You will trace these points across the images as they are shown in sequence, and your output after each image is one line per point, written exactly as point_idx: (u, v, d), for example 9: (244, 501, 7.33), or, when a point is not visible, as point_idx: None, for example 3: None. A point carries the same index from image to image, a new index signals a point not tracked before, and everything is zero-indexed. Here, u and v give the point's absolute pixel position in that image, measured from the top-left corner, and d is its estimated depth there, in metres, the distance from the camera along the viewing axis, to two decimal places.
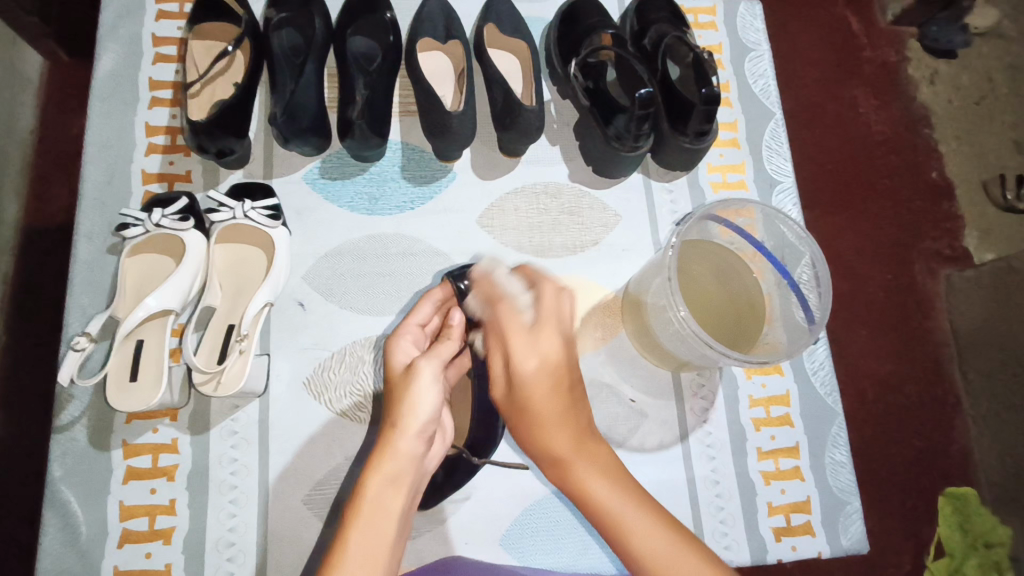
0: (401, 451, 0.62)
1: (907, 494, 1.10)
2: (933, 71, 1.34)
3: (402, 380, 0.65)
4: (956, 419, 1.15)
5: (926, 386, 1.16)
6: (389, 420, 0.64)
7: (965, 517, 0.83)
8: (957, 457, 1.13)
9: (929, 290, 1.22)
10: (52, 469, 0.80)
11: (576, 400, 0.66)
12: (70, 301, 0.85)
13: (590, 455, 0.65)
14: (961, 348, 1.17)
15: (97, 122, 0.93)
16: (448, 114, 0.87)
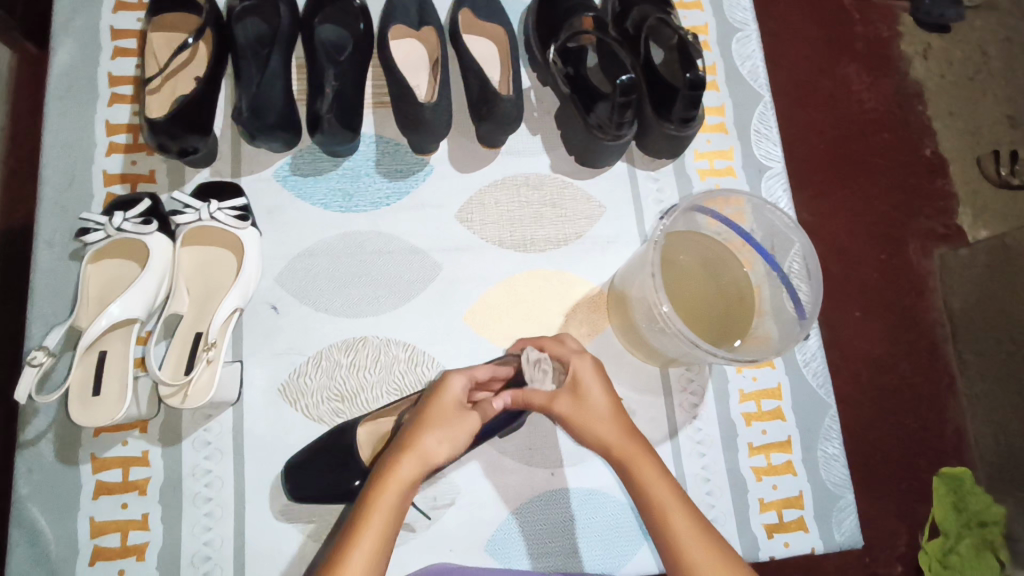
0: (428, 459, 0.62)
1: (902, 480, 1.08)
2: (926, 46, 1.30)
3: (453, 414, 0.65)
4: (952, 401, 1.13)
5: (920, 369, 1.14)
6: (425, 425, 0.64)
7: (959, 496, 1.03)
8: (952, 439, 1.11)
9: (923, 270, 1.19)
10: (19, 486, 0.77)
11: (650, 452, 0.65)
12: (32, 311, 0.82)
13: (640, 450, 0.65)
14: (957, 328, 1.15)
15: (55, 122, 0.88)
16: (421, 106, 0.83)
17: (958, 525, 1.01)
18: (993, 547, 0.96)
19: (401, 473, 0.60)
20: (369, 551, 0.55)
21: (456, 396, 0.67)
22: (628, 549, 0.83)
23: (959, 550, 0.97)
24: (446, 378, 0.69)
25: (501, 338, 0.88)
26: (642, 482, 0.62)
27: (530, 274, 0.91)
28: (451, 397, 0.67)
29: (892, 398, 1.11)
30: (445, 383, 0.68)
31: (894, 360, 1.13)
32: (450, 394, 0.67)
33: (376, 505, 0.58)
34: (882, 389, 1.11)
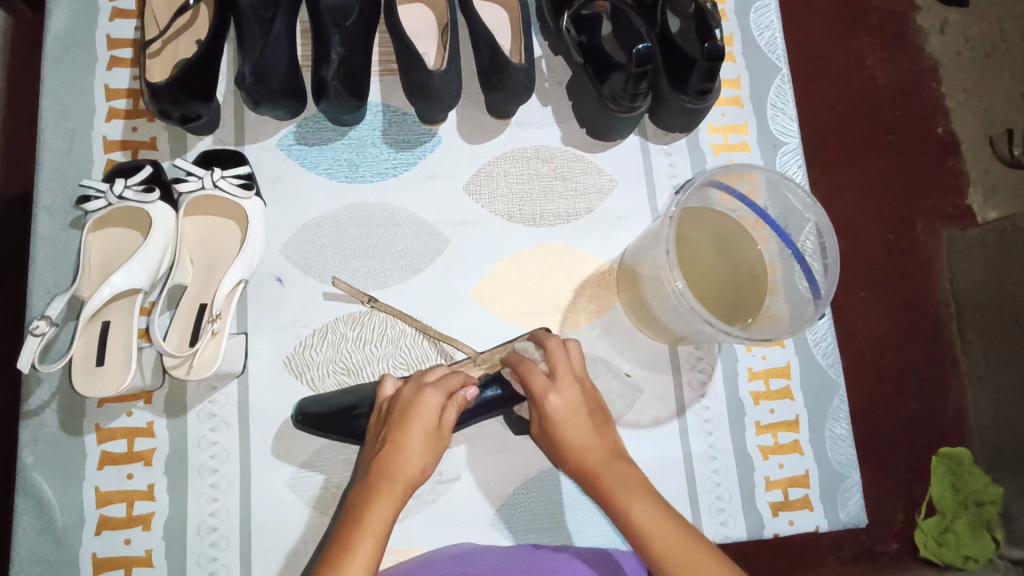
0: (405, 482, 0.64)
1: (902, 459, 1.08)
2: (943, 21, 1.27)
3: (429, 429, 0.66)
4: (954, 380, 1.12)
5: (926, 350, 1.13)
6: (399, 442, 0.66)
7: (957, 475, 1.06)
8: (952, 419, 1.11)
9: (930, 250, 1.17)
10: (24, 455, 0.77)
11: (602, 426, 0.69)
12: (33, 280, 0.81)
13: (619, 469, 0.66)
14: (961, 309, 1.14)
15: (52, 86, 0.86)
16: (430, 74, 0.81)
17: (954, 504, 1.04)
18: (988, 526, 1.01)
19: (384, 499, 0.62)
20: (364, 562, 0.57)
21: (432, 409, 0.67)
22: None
23: (957, 530, 1.01)
24: (413, 391, 0.69)
25: (509, 313, 0.87)
26: (622, 500, 0.63)
27: (539, 249, 0.90)
28: (427, 406, 0.67)
29: (896, 378, 1.11)
30: (417, 396, 0.68)
31: (899, 339, 1.12)
32: (423, 409, 0.67)
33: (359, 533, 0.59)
34: (887, 370, 1.10)
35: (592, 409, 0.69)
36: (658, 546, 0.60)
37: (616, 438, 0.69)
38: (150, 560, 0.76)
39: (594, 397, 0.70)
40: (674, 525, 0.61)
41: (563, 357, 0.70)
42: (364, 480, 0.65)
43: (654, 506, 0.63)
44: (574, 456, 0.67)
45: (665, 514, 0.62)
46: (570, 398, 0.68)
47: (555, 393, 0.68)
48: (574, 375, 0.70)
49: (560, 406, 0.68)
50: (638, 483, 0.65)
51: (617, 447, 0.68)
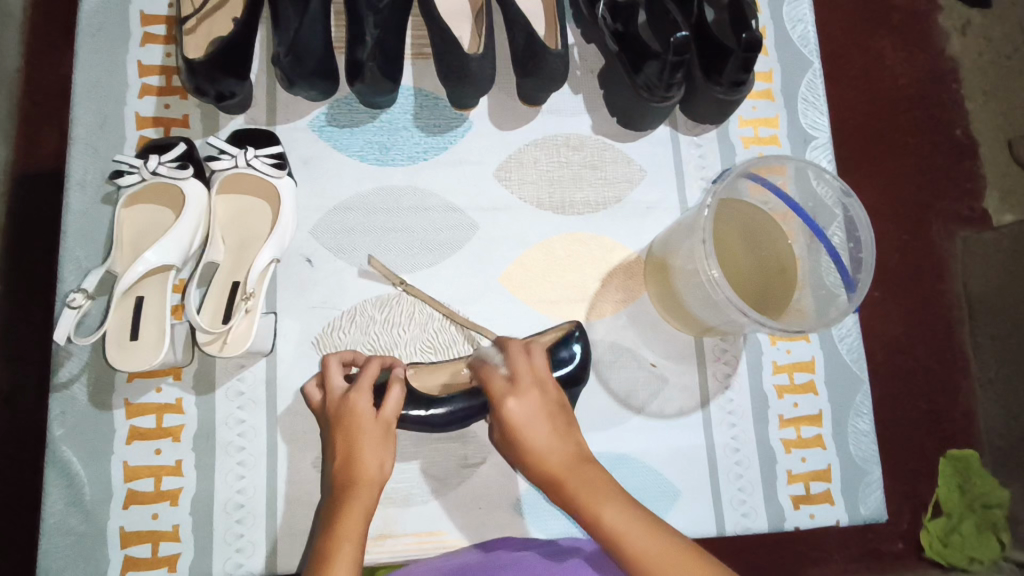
0: (368, 480, 0.67)
1: (913, 460, 1.08)
2: (966, 21, 1.26)
3: (374, 429, 0.69)
4: (965, 383, 1.12)
5: (940, 352, 1.12)
6: (349, 448, 0.69)
7: (963, 479, 1.06)
8: (962, 421, 1.11)
9: (946, 252, 1.17)
10: (53, 428, 0.77)
11: (567, 426, 0.69)
12: (65, 254, 0.81)
13: (585, 475, 0.65)
14: (973, 311, 1.13)
15: (85, 60, 0.86)
16: (466, 57, 0.80)
17: (961, 506, 1.03)
18: (995, 529, 0.99)
19: (354, 501, 0.65)
20: (349, 562, 0.59)
21: (366, 410, 0.70)
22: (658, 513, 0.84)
23: (963, 531, 1.00)
24: (341, 396, 0.72)
25: (536, 300, 0.87)
26: (594, 508, 0.62)
27: (568, 237, 0.90)
28: (359, 404, 0.70)
29: (909, 379, 1.10)
30: (347, 403, 0.71)
31: (913, 341, 1.12)
32: (356, 409, 0.70)
33: (338, 537, 0.61)
34: (901, 371, 1.10)
35: (556, 411, 0.69)
36: (635, 550, 0.58)
37: (582, 440, 0.68)
38: (177, 535, 0.76)
39: (559, 399, 0.70)
40: (642, 527, 0.60)
41: (525, 360, 0.72)
42: (328, 492, 0.68)
43: (625, 506, 0.62)
44: (536, 456, 0.66)
45: (636, 513, 0.61)
46: (531, 402, 0.68)
47: (514, 398, 0.68)
48: (535, 377, 0.70)
49: (519, 412, 0.68)
50: (605, 483, 0.64)
51: (582, 451, 0.67)
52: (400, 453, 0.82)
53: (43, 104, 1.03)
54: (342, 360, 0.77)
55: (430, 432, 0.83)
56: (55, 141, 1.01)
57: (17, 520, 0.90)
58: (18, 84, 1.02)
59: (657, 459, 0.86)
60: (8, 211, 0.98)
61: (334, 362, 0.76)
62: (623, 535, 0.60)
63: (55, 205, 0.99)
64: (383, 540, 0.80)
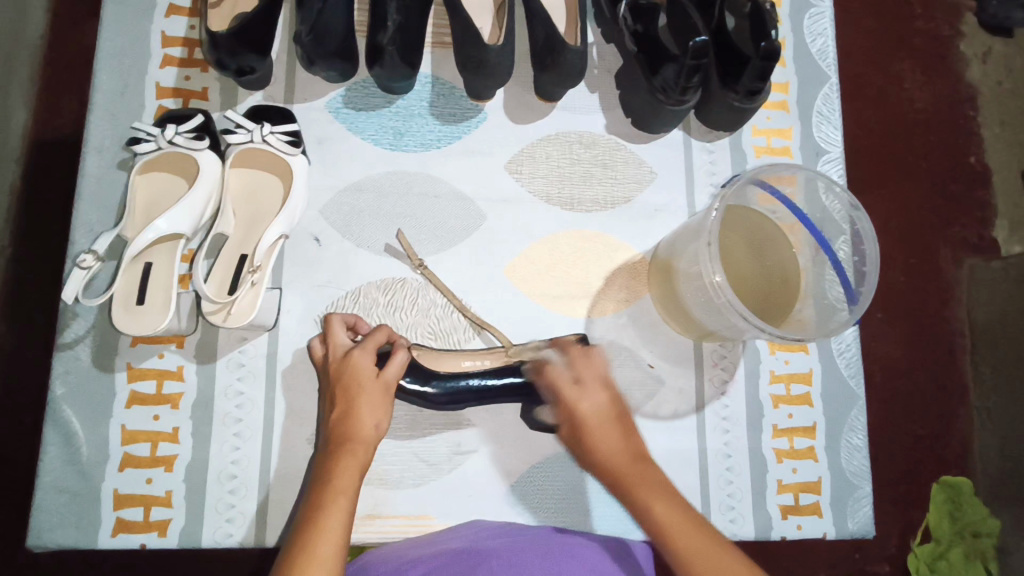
0: (364, 437, 0.69)
1: (903, 482, 1.08)
2: (986, 49, 1.25)
3: (374, 388, 0.72)
4: (961, 412, 1.12)
5: (938, 375, 1.12)
6: (347, 405, 0.71)
7: (954, 505, 1.03)
8: (957, 447, 1.11)
9: (952, 278, 1.16)
10: (55, 387, 0.78)
11: (629, 431, 0.70)
12: (77, 217, 0.82)
13: (651, 478, 0.66)
14: (975, 338, 1.13)
15: (110, 28, 0.87)
16: (486, 48, 0.81)
17: (950, 533, 1.01)
18: (984, 557, 0.96)
19: (351, 454, 0.67)
20: (345, 511, 0.61)
21: (367, 367, 0.73)
22: None
23: (950, 558, 0.97)
24: (345, 354, 0.74)
25: (538, 294, 0.88)
26: (651, 509, 0.63)
27: (575, 234, 0.90)
28: (359, 365, 0.73)
29: (903, 402, 1.10)
30: (348, 360, 0.73)
31: (911, 365, 1.12)
32: (358, 369, 0.73)
33: (332, 487, 0.63)
34: (897, 394, 1.10)
35: (620, 413, 0.71)
36: (676, 540, 0.59)
37: (644, 442, 0.70)
38: (169, 501, 0.77)
39: (617, 400, 0.72)
40: (692, 521, 0.61)
41: (586, 364, 0.74)
42: (325, 445, 0.70)
43: (675, 502, 0.63)
44: (600, 457, 0.68)
45: (685, 512, 0.61)
46: (597, 403, 0.71)
47: (584, 398, 0.71)
48: (599, 378, 0.73)
49: (588, 411, 0.71)
50: (663, 485, 0.65)
51: (641, 450, 0.69)
52: (393, 436, 0.83)
53: (64, 70, 1.04)
54: (346, 322, 0.78)
55: (426, 418, 0.84)
56: (75, 108, 1.03)
57: (9, 479, 0.91)
58: (42, 50, 1.03)
59: None
60: (24, 173, 0.99)
61: (337, 321, 0.77)
62: (670, 531, 0.60)
63: (70, 171, 1.00)
64: (371, 521, 0.80)
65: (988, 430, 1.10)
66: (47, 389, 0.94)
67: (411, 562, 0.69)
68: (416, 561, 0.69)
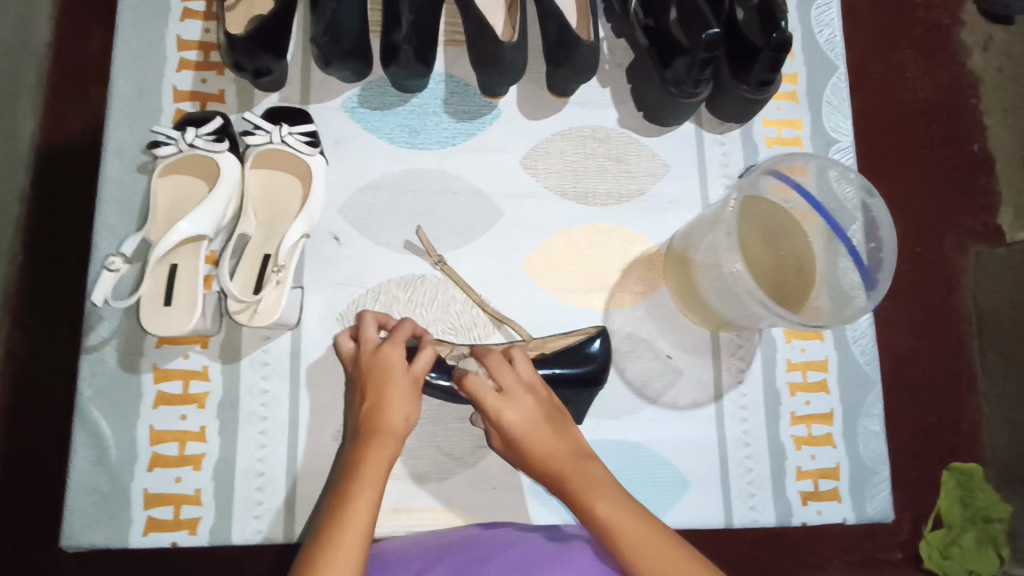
0: (392, 430, 0.70)
1: (914, 468, 1.08)
2: (987, 37, 1.26)
3: (403, 380, 0.73)
4: (971, 398, 1.12)
5: (946, 362, 1.13)
6: (376, 398, 0.72)
7: (965, 491, 1.07)
8: (966, 434, 1.11)
9: (958, 265, 1.17)
10: (82, 389, 0.79)
11: (560, 429, 0.72)
12: (100, 220, 0.83)
13: (588, 476, 0.67)
14: (983, 325, 1.14)
15: (126, 33, 0.87)
16: (500, 45, 0.82)
17: (962, 519, 1.05)
18: (995, 542, 1.01)
19: (377, 447, 0.68)
20: (371, 502, 0.62)
21: (397, 360, 0.73)
22: (666, 503, 0.86)
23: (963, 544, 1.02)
24: (375, 348, 0.75)
25: (556, 288, 0.89)
26: (594, 511, 0.64)
27: (590, 228, 0.91)
28: (392, 356, 0.74)
29: (913, 389, 1.11)
30: (377, 354, 0.74)
31: (920, 353, 1.13)
32: (387, 364, 0.73)
33: (359, 479, 0.64)
34: (907, 383, 1.11)
35: (549, 414, 0.73)
36: (621, 539, 0.62)
37: (579, 439, 0.72)
38: (198, 499, 0.78)
39: (552, 400, 0.74)
40: (635, 519, 0.63)
41: (504, 370, 0.74)
42: (354, 437, 0.71)
43: (618, 501, 0.65)
44: (544, 461, 0.70)
45: (629, 510, 0.64)
46: (524, 409, 0.72)
47: (508, 407, 0.72)
48: (524, 383, 0.74)
49: (516, 416, 0.71)
50: (601, 480, 0.67)
51: (578, 446, 0.71)
52: (417, 431, 0.84)
53: (74, 76, 1.04)
54: (378, 320, 0.79)
55: (448, 413, 0.85)
56: (86, 113, 1.03)
57: (30, 485, 0.92)
58: (49, 57, 1.04)
59: (668, 448, 0.88)
60: (38, 181, 1.00)
61: (370, 317, 0.79)
62: (615, 532, 0.62)
63: (82, 176, 1.00)
64: (398, 515, 0.81)
65: (997, 416, 1.11)
66: (65, 392, 0.94)
67: (425, 557, 0.70)
68: (429, 557, 0.70)
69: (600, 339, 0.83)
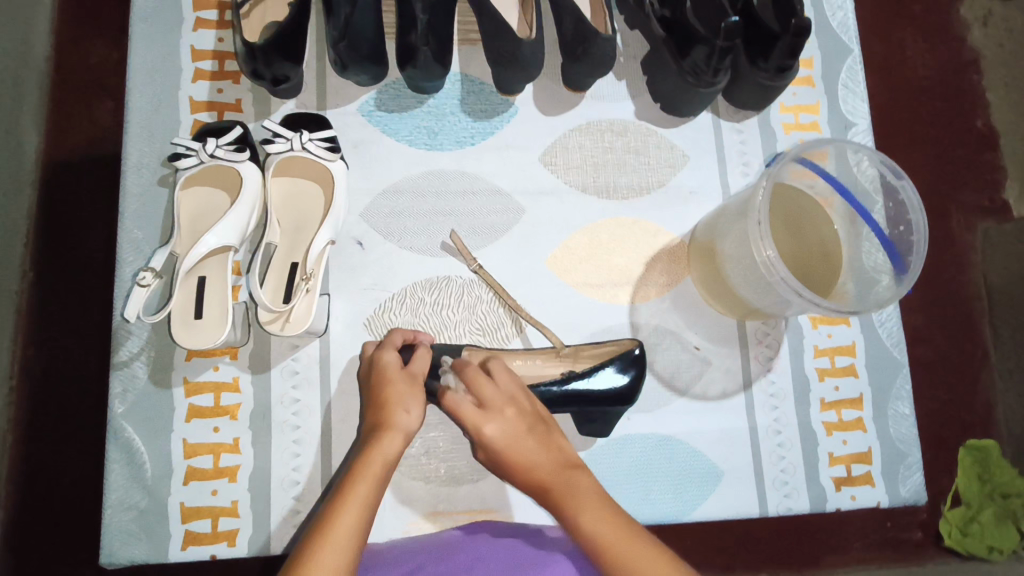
0: (398, 426, 0.69)
1: (928, 447, 1.05)
2: (987, 12, 1.24)
3: (403, 378, 0.73)
4: (984, 375, 1.09)
5: (956, 340, 1.10)
6: (383, 399, 0.71)
7: (983, 467, 1.04)
8: (981, 411, 1.08)
9: (967, 243, 1.15)
10: (115, 406, 0.79)
11: (551, 442, 0.69)
12: (123, 236, 0.82)
13: (577, 488, 0.65)
14: (994, 302, 1.12)
15: (140, 46, 0.87)
16: (517, 42, 0.81)
17: (981, 495, 1.03)
18: (1014, 517, 0.99)
19: (379, 450, 0.66)
20: (366, 502, 0.60)
21: (393, 361, 0.74)
22: (700, 494, 0.86)
23: (983, 520, 1.00)
24: (371, 356, 0.76)
25: (582, 283, 0.89)
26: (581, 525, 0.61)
27: (612, 221, 0.91)
28: (388, 365, 0.74)
29: (925, 369, 1.08)
30: (378, 359, 0.75)
31: (931, 332, 1.10)
32: (385, 367, 0.74)
33: (360, 475, 0.63)
34: (919, 363, 1.07)
35: (532, 426, 0.70)
36: (615, 553, 0.58)
37: (567, 450, 0.69)
38: (236, 510, 0.78)
39: (537, 410, 0.71)
40: (623, 532, 0.60)
41: (480, 383, 0.71)
42: (362, 438, 0.70)
43: (605, 515, 0.62)
44: (526, 474, 0.67)
45: (620, 524, 0.60)
46: (505, 424, 0.69)
47: (488, 421, 0.69)
48: (505, 397, 0.70)
49: (496, 433, 0.69)
50: (589, 492, 0.64)
51: (565, 458, 0.68)
52: (449, 433, 0.84)
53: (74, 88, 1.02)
54: (405, 336, 0.79)
55: None
56: (87, 127, 1.01)
57: (50, 503, 0.91)
58: (49, 73, 1.02)
59: (700, 440, 0.88)
60: (42, 196, 0.99)
61: (399, 334, 0.79)
62: (604, 546, 0.59)
63: (88, 191, 0.99)
64: (435, 517, 0.81)
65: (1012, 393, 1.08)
66: (81, 409, 0.93)
67: (410, 559, 0.70)
68: (413, 558, 0.70)
69: (636, 351, 0.79)
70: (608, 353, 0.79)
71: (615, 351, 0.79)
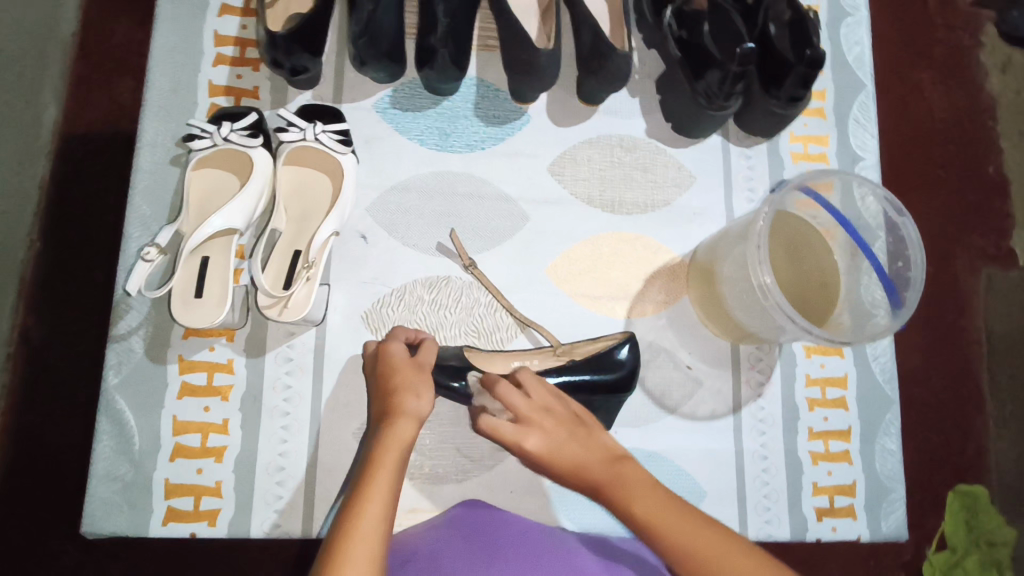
0: (408, 413, 0.70)
1: (914, 487, 1.05)
2: (1007, 60, 1.24)
3: (410, 366, 0.74)
4: (976, 420, 1.09)
5: (953, 383, 1.10)
6: (392, 387, 0.72)
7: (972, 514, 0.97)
8: (972, 456, 1.08)
9: (969, 288, 1.14)
10: (108, 377, 0.80)
11: (594, 437, 0.72)
12: (132, 211, 0.84)
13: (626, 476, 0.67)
14: (993, 349, 1.12)
15: (165, 27, 0.88)
16: (534, 52, 0.82)
17: (966, 542, 0.96)
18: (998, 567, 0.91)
19: (394, 436, 0.67)
20: (385, 490, 0.61)
21: (399, 351, 0.75)
22: None
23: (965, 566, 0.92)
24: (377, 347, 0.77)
25: (581, 294, 0.89)
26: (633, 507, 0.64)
27: (615, 236, 0.91)
28: (394, 356, 0.75)
29: (919, 410, 1.08)
30: (385, 349, 0.76)
31: (925, 371, 1.09)
32: (391, 357, 0.75)
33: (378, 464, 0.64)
34: (913, 404, 1.08)
35: (571, 427, 0.72)
36: (668, 533, 0.60)
37: (608, 443, 0.72)
38: (219, 491, 0.78)
39: (572, 412, 0.74)
40: (674, 508, 0.62)
41: (511, 396, 0.73)
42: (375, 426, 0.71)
43: (657, 495, 0.64)
44: (571, 473, 0.70)
45: (668, 500, 0.63)
46: (544, 433, 0.71)
47: (528, 433, 0.71)
48: (538, 406, 0.73)
49: (537, 444, 0.71)
50: (642, 478, 0.66)
51: (612, 451, 0.71)
52: (436, 432, 0.84)
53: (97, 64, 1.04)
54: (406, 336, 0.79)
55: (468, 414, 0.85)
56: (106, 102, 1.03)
57: (36, 471, 0.91)
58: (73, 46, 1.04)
59: (684, 459, 0.88)
60: (55, 168, 1.00)
61: (401, 333, 0.79)
62: (655, 525, 0.61)
63: (102, 166, 1.01)
64: (414, 515, 0.81)
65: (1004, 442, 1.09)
66: (75, 380, 0.94)
67: (428, 548, 0.70)
68: (437, 553, 0.69)
69: (629, 345, 0.81)
70: (605, 347, 0.81)
71: (610, 346, 0.81)
